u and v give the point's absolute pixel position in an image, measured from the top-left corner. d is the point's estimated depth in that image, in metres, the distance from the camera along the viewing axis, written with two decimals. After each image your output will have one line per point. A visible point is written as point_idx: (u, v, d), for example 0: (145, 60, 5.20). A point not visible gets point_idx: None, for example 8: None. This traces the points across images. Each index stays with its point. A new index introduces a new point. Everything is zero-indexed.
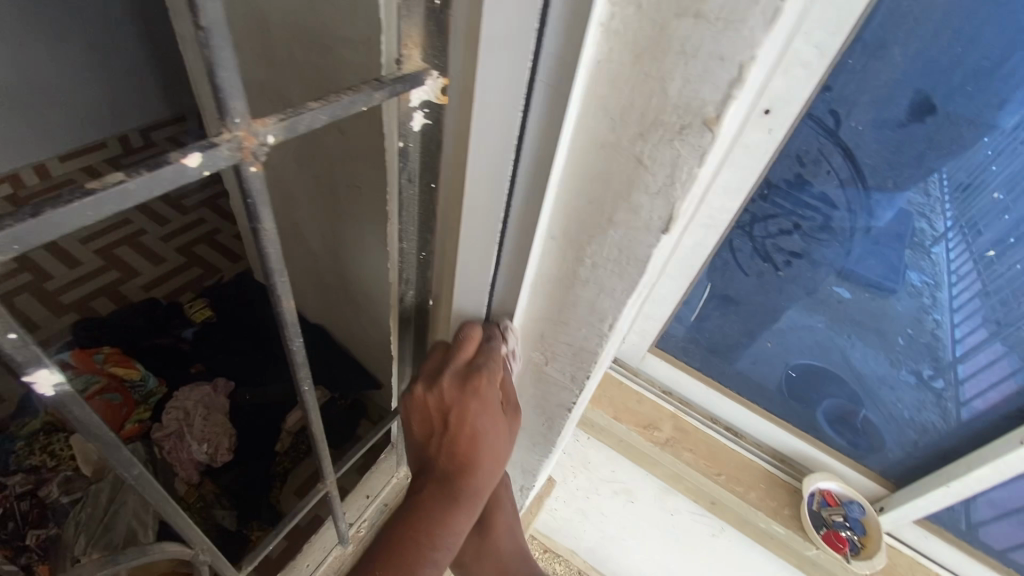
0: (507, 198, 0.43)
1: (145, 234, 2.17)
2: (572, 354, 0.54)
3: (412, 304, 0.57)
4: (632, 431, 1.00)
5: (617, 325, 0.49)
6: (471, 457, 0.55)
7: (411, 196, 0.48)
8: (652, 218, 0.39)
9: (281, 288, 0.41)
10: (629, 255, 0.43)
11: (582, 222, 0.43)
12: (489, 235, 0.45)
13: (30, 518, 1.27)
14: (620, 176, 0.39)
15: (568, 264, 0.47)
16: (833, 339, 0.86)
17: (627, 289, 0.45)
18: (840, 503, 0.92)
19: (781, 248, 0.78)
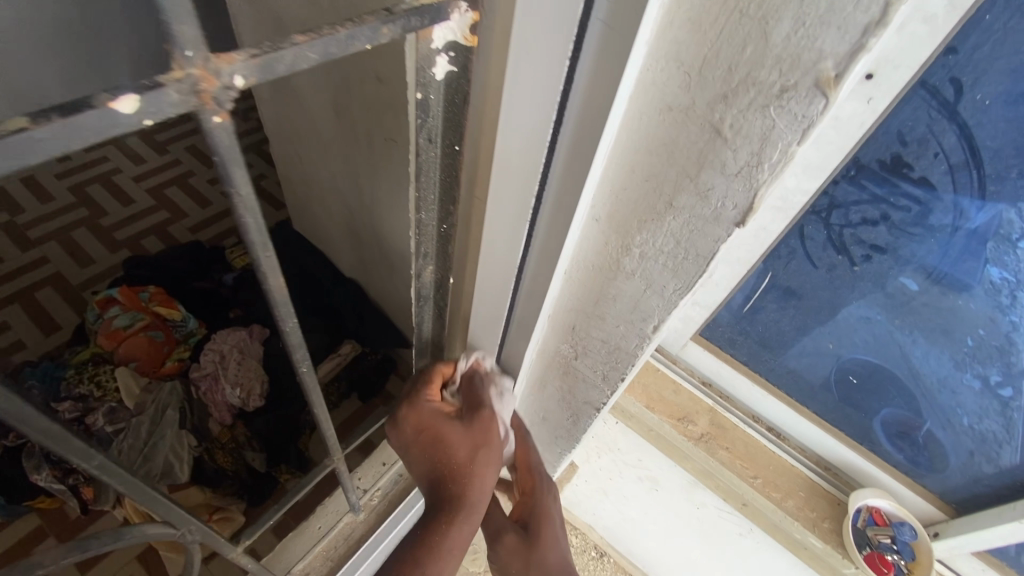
0: (545, 171, 0.36)
1: (194, 176, 2.20)
2: (605, 351, 0.48)
3: (430, 284, 0.51)
4: (664, 421, 0.95)
5: (663, 327, 0.43)
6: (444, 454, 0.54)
7: (428, 159, 0.40)
8: (725, 202, 0.33)
9: (266, 264, 0.37)
10: (689, 246, 0.36)
11: (634, 205, 0.37)
12: (521, 212, 0.39)
13: (77, 443, 1.37)
14: (689, 149, 0.32)
15: (611, 252, 0.40)
16: (893, 335, 0.75)
17: (680, 288, 0.39)
18: (889, 524, 0.83)
19: (860, 240, 0.68)
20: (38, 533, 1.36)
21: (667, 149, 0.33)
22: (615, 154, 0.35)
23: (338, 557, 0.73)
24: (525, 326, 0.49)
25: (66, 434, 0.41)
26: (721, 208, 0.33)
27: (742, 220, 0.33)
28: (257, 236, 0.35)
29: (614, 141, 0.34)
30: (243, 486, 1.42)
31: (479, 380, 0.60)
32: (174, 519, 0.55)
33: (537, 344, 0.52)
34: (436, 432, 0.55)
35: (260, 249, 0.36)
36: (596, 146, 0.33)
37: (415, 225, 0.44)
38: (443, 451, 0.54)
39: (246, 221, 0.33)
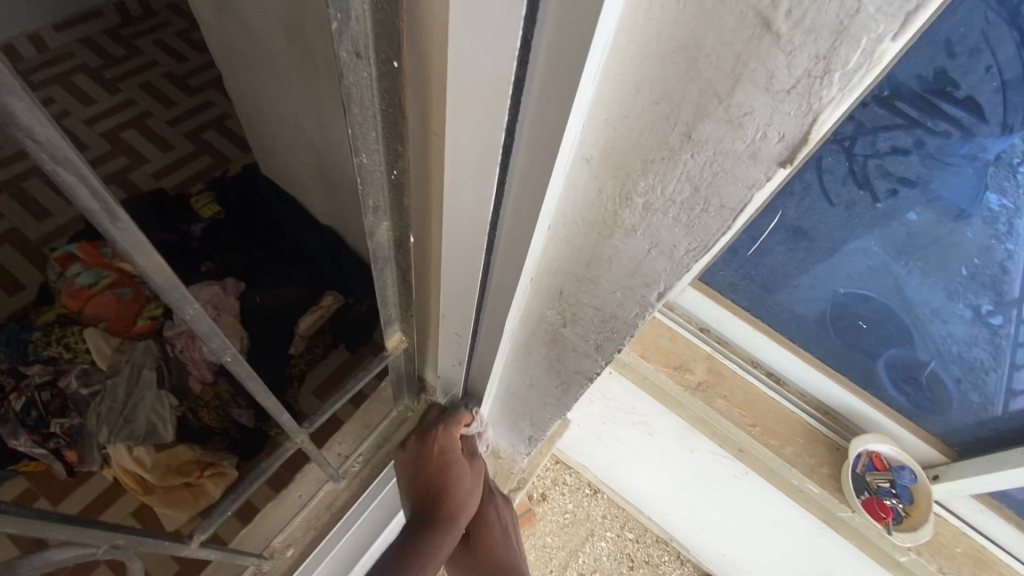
0: (516, 91, 0.27)
1: (151, 117, 2.02)
2: (597, 320, 0.41)
3: (388, 241, 0.42)
4: (660, 370, 0.89)
5: (670, 293, 0.36)
6: (447, 490, 0.67)
7: (360, 82, 0.30)
8: (766, 135, 0.25)
9: (118, 234, 0.31)
10: (711, 194, 0.29)
11: (637, 143, 0.28)
12: (489, 151, 0.30)
13: (51, 407, 1.31)
14: (715, 53, 0.23)
15: (606, 203, 0.33)
16: (888, 266, 0.69)
17: (695, 249, 0.32)
18: (888, 468, 0.81)
19: (886, 172, 0.60)
20: (28, 496, 1.34)
21: (688, 58, 0.24)
22: (611, 67, 0.26)
23: (321, 525, 0.70)
24: (505, 293, 0.42)
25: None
26: (760, 140, 0.26)
27: (790, 158, 0.25)
28: (94, 202, 0.28)
29: (608, 47, 0.25)
30: (232, 442, 1.39)
31: (457, 350, 0.53)
32: (90, 541, 0.45)
33: (521, 311, 0.44)
34: (446, 472, 0.67)
35: (110, 221, 0.30)
36: (582, 58, 0.24)
37: (356, 171, 0.35)
38: (447, 486, 0.67)
39: (61, 178, 0.26)
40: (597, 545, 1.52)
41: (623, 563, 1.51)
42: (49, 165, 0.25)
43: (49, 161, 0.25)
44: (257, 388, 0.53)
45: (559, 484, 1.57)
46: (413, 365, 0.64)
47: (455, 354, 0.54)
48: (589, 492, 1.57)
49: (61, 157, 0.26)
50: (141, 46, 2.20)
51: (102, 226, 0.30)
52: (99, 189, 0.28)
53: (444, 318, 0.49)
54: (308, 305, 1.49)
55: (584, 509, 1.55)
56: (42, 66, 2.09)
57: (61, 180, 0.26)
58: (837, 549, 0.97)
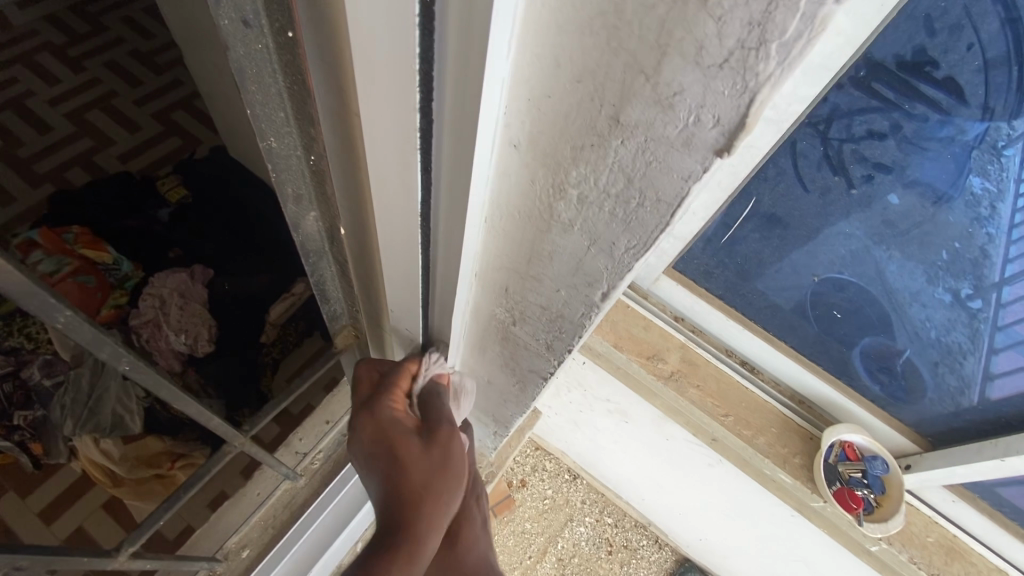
0: (425, 68, 0.24)
1: (116, 96, 1.93)
2: (544, 319, 0.39)
3: (316, 234, 0.39)
4: (634, 361, 0.87)
5: (615, 293, 0.33)
6: (399, 476, 0.43)
7: (252, 54, 0.26)
8: (699, 120, 0.22)
9: None
10: (646, 185, 0.25)
11: (564, 128, 0.25)
12: (407, 135, 0.27)
13: (14, 399, 1.27)
14: (638, 19, 0.20)
15: (539, 195, 0.29)
16: (869, 250, 0.67)
17: (635, 248, 0.29)
18: (861, 458, 0.81)
19: (862, 157, 0.58)
20: None
21: (608, 28, 0.20)
22: (527, 39, 0.23)
23: (279, 524, 0.67)
24: (446, 290, 0.39)
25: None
26: (694, 125, 0.22)
27: (727, 146, 0.22)
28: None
29: (520, 16, 0.22)
30: (204, 434, 1.35)
31: (410, 345, 0.50)
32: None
33: (465, 307, 0.42)
34: (392, 449, 0.44)
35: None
36: (487, 30, 0.21)
37: (267, 156, 0.32)
38: (400, 467, 0.43)
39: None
40: (576, 530, 1.53)
41: (602, 547, 1.52)
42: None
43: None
44: (173, 394, 0.51)
45: (538, 470, 1.56)
46: (367, 361, 0.61)
47: (409, 349, 0.52)
48: (569, 478, 1.57)
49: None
50: (105, 22, 2.10)
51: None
52: None
53: (391, 314, 0.46)
54: (277, 292, 1.42)
55: (563, 495, 1.55)
56: (1, 42, 2.00)
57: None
58: (808, 535, 0.97)
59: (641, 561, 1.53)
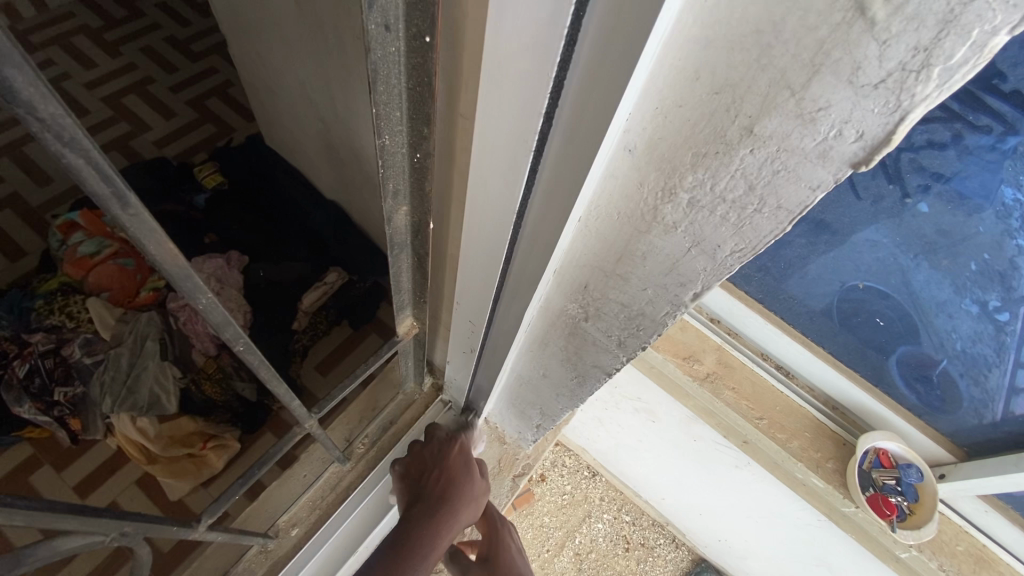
0: (559, 74, 0.24)
1: (152, 82, 1.97)
2: (623, 316, 0.40)
3: (405, 227, 0.41)
4: (670, 361, 0.89)
5: (705, 295, 0.35)
6: (453, 482, 0.65)
7: (387, 56, 0.27)
8: (841, 134, 0.23)
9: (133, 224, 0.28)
10: (768, 194, 0.27)
11: (690, 136, 0.26)
12: (524, 137, 0.28)
13: (56, 375, 1.30)
14: (795, 37, 0.21)
15: (645, 197, 0.31)
16: (898, 260, 0.68)
17: (740, 251, 0.30)
18: (895, 466, 0.80)
19: (921, 167, 0.58)
20: (32, 462, 1.35)
21: (761, 45, 0.21)
22: (668, 52, 0.24)
23: (326, 505, 0.70)
24: (526, 285, 0.40)
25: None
26: (834, 139, 0.23)
27: (867, 160, 0.23)
28: (104, 186, 0.26)
29: (670, 32, 0.23)
30: (235, 416, 1.40)
31: (471, 337, 0.52)
32: (97, 529, 0.44)
33: (540, 301, 0.43)
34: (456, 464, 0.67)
35: (121, 207, 0.27)
36: (637, 49, 0.21)
37: (378, 153, 0.33)
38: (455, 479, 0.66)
39: (68, 161, 0.24)
40: (594, 526, 1.54)
41: (619, 544, 1.53)
42: (51, 144, 0.23)
43: (56, 142, 0.23)
44: (272, 374, 0.53)
45: (558, 465, 1.58)
46: (421, 351, 0.63)
47: (467, 341, 0.53)
48: (588, 475, 1.58)
49: (67, 135, 0.23)
50: (143, 9, 2.14)
51: (111, 212, 0.27)
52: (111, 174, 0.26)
53: (458, 305, 0.48)
54: (312, 280, 1.48)
55: (582, 491, 1.57)
56: (41, 26, 2.03)
57: (66, 163, 0.24)
58: (835, 541, 0.97)
59: (658, 559, 1.54)
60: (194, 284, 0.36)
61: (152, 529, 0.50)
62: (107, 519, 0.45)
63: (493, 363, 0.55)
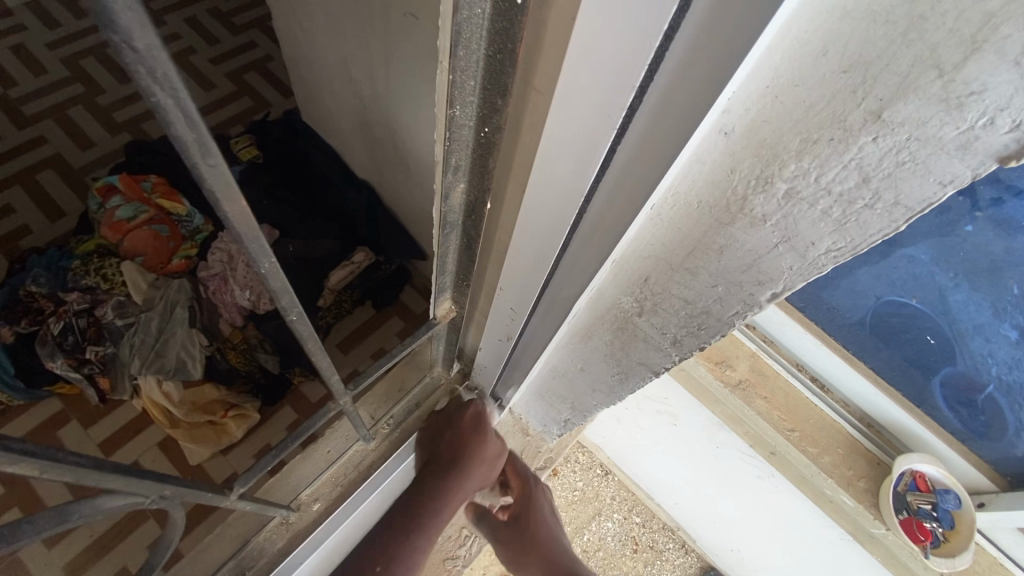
0: (664, 42, 0.23)
1: (194, 53, 1.99)
2: (684, 314, 0.39)
3: (459, 205, 0.40)
4: (701, 364, 0.87)
5: (784, 294, 0.33)
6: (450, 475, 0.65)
7: (472, 19, 0.27)
8: (992, 123, 0.21)
9: (213, 175, 0.28)
10: (885, 188, 0.25)
11: (802, 119, 0.24)
12: (610, 113, 0.26)
13: (88, 334, 1.34)
14: (957, 10, 0.19)
15: (734, 187, 0.29)
16: (932, 275, 0.67)
17: (839, 249, 0.28)
18: (932, 490, 0.77)
19: (996, 177, 0.54)
20: (60, 417, 1.39)
21: (914, 16, 0.19)
22: (795, 23, 0.21)
23: (348, 483, 0.70)
24: (582, 274, 0.38)
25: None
26: (981, 129, 0.21)
27: (1019, 154, 0.21)
28: (189, 132, 0.25)
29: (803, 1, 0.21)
30: (257, 387, 1.42)
31: (510, 324, 0.50)
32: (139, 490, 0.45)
33: (592, 293, 0.41)
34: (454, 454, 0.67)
35: (204, 156, 0.27)
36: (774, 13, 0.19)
37: (446, 123, 0.33)
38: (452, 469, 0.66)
39: (156, 101, 0.23)
40: (603, 524, 1.53)
41: (627, 545, 1.52)
42: (145, 83, 0.22)
43: (148, 79, 0.22)
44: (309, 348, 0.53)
45: (571, 461, 1.57)
46: (454, 336, 0.63)
47: (506, 328, 0.52)
48: (600, 473, 1.57)
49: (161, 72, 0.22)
50: None
51: (194, 162, 0.27)
52: (193, 116, 0.25)
53: (500, 291, 0.47)
54: (340, 258, 1.49)
55: (594, 488, 1.56)
56: None
57: (157, 102, 0.23)
58: (857, 561, 0.94)
59: (666, 563, 1.53)
60: (263, 243, 0.35)
61: (185, 493, 0.51)
62: (151, 480, 0.45)
63: (532, 353, 0.54)
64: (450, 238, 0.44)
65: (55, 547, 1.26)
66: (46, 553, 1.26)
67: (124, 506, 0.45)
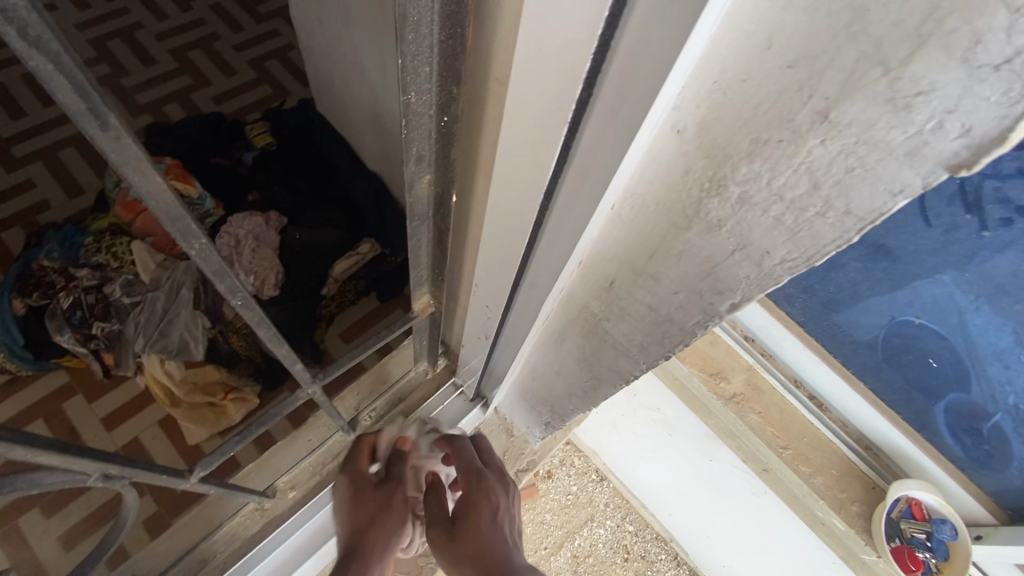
0: (607, 30, 0.22)
1: (218, 39, 2.01)
2: (648, 319, 0.37)
3: (427, 197, 0.39)
4: (695, 374, 0.85)
5: (746, 306, 0.31)
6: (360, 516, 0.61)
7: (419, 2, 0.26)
8: (941, 126, 0.19)
9: (110, 147, 0.28)
10: (836, 196, 0.23)
11: (751, 117, 0.23)
12: (562, 103, 0.26)
13: (95, 310, 1.36)
14: (899, 1, 0.17)
15: (690, 188, 0.28)
16: (955, 300, 0.63)
17: (796, 259, 0.27)
18: (927, 519, 0.74)
19: (1005, 197, 0.52)
20: (67, 389, 1.42)
21: (854, 7, 0.18)
22: (737, 11, 0.20)
23: (326, 473, 0.70)
24: (547, 273, 0.38)
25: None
26: (932, 132, 0.20)
27: (971, 162, 0.19)
28: (80, 100, 0.26)
29: None
30: (258, 371, 1.44)
31: (486, 323, 0.50)
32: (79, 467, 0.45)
33: (561, 294, 0.40)
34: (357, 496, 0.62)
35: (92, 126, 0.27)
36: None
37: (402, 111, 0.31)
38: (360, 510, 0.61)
39: (37, 66, 0.24)
40: (596, 530, 1.51)
41: (619, 553, 1.50)
42: (19, 46, 0.22)
43: (23, 41, 0.22)
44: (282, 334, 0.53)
45: (566, 465, 1.55)
46: (438, 330, 0.62)
47: (482, 326, 0.51)
48: (596, 478, 1.55)
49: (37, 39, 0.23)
50: None
51: (91, 132, 0.28)
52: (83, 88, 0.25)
53: (476, 289, 0.46)
54: (345, 249, 1.49)
55: (588, 494, 1.54)
56: None
57: (34, 67, 0.23)
58: None
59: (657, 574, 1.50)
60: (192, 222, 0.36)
61: (138, 473, 0.51)
62: (90, 458, 0.45)
63: (510, 351, 0.52)
64: (420, 234, 0.44)
65: (53, 517, 1.30)
66: (44, 521, 1.29)
67: (60, 483, 0.45)
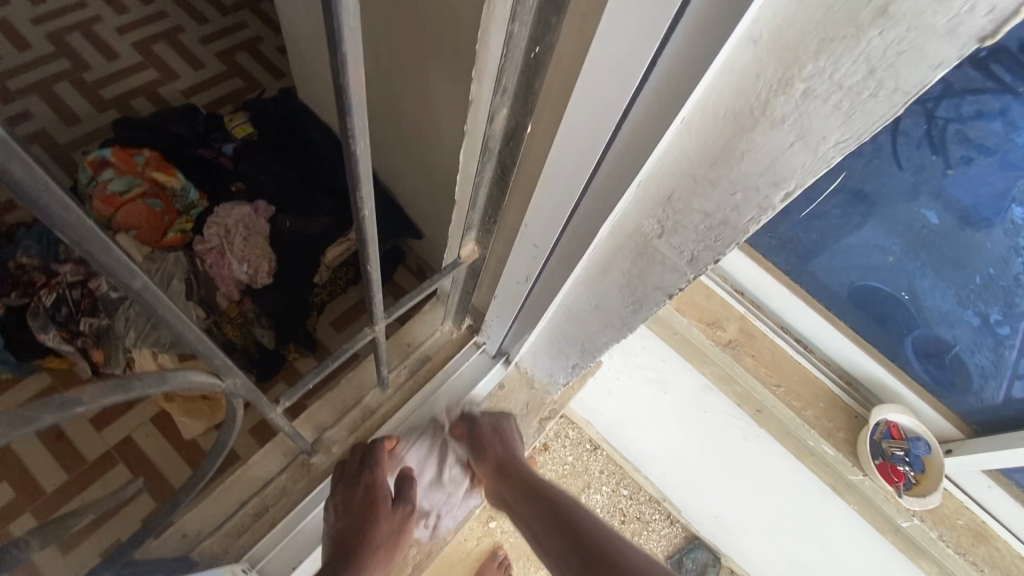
0: None
1: (183, 32, 1.96)
2: (704, 226, 0.43)
3: (502, 128, 0.47)
4: (694, 325, 0.91)
5: (796, 194, 0.38)
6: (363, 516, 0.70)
7: None
8: (974, 9, 0.25)
9: (352, 43, 0.31)
10: (887, 76, 0.30)
11: (822, 21, 0.29)
12: (654, 25, 0.32)
13: (82, 305, 1.33)
14: None
15: (756, 92, 0.34)
16: (902, 263, 0.78)
17: (846, 139, 0.33)
18: (905, 438, 0.83)
19: (964, 138, 0.63)
20: (49, 392, 1.37)
21: None
22: None
23: (360, 434, 0.79)
24: (610, 192, 0.44)
25: (104, 238, 0.34)
26: (964, 14, 0.26)
27: (994, 32, 0.26)
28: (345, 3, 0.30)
29: None
30: (250, 360, 1.42)
31: (530, 262, 0.56)
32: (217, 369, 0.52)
33: (618, 216, 0.47)
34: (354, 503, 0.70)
35: (348, 19, 0.30)
36: None
37: (507, 39, 0.40)
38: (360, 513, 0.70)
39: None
40: (592, 497, 1.57)
41: (616, 516, 1.57)
42: None
43: None
44: (374, 256, 0.54)
45: (561, 437, 1.60)
46: (470, 284, 0.71)
47: (526, 267, 0.58)
48: (589, 448, 1.62)
49: None
50: None
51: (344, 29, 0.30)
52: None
53: (527, 227, 0.53)
54: (334, 236, 1.46)
55: (583, 463, 1.60)
56: None
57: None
58: (837, 514, 1.00)
59: (652, 533, 1.58)
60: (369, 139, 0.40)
61: (246, 392, 0.57)
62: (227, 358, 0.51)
63: (555, 288, 0.58)
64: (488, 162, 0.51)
65: (46, 520, 1.26)
66: (36, 525, 1.25)
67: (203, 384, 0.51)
